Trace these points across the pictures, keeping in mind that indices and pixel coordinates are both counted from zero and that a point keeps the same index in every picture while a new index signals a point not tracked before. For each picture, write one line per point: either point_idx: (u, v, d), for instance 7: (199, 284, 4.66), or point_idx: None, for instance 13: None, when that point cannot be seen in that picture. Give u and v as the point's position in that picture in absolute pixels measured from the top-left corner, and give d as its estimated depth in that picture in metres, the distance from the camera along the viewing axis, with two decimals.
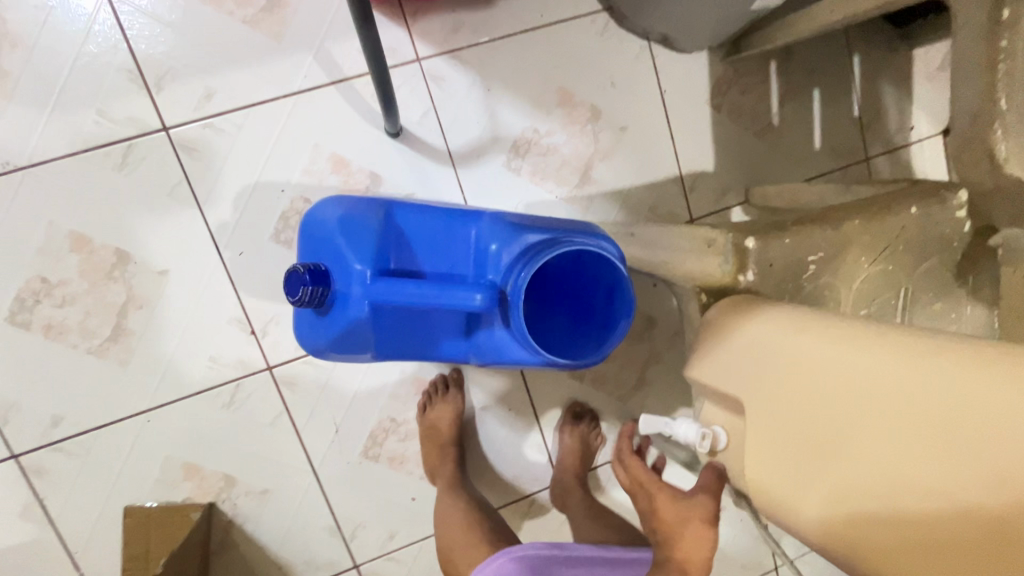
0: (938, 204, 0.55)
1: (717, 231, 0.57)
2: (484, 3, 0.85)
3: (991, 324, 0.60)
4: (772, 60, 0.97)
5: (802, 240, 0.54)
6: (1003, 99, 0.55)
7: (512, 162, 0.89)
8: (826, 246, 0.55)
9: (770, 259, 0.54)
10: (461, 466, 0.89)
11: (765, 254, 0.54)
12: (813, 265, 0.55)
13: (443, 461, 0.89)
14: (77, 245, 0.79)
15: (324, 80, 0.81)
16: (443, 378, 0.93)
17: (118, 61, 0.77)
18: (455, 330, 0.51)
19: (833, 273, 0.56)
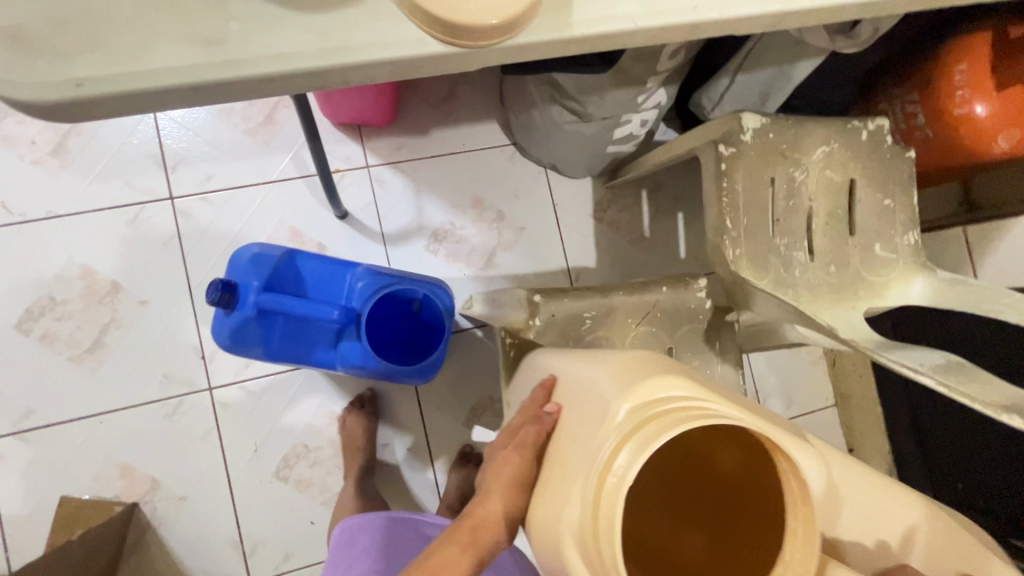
0: (683, 287, 0.80)
1: (521, 290, 0.78)
2: (421, 132, 1.18)
3: (739, 379, 0.81)
4: (644, 189, 1.26)
5: (578, 301, 0.77)
6: (728, 221, 0.81)
7: (431, 245, 1.16)
8: (597, 308, 0.78)
9: (553, 311, 0.77)
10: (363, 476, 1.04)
11: (549, 307, 0.77)
12: (589, 320, 0.78)
13: (354, 465, 1.04)
14: (85, 275, 1.03)
15: (295, 174, 1.11)
16: (364, 396, 1.09)
17: (149, 151, 1.08)
18: (326, 341, 0.72)
19: (606, 329, 0.78)
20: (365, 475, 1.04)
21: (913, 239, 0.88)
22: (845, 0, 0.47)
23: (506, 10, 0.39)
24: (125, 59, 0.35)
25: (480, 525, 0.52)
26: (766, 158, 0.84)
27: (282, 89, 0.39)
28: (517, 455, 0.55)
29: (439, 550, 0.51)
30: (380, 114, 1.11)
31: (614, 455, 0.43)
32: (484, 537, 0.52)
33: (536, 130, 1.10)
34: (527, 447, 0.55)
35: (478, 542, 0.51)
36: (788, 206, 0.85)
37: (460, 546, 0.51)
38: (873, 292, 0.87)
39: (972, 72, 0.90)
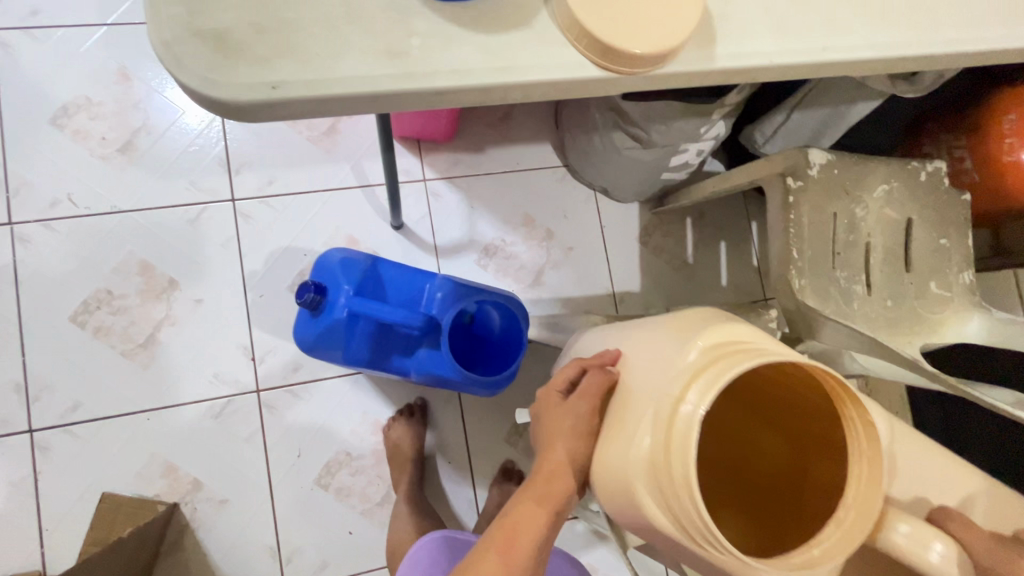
0: (753, 317, 0.81)
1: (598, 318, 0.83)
2: (478, 150, 1.20)
3: None
4: (688, 217, 1.29)
5: None
6: (794, 250, 0.83)
7: (482, 260, 1.18)
8: None
9: None
10: (413, 483, 1.04)
11: None
12: None
13: (402, 475, 1.04)
14: (143, 271, 1.04)
15: (353, 184, 1.13)
16: (407, 406, 1.09)
17: (215, 153, 1.10)
18: (404, 349, 0.73)
19: None
20: (415, 486, 1.04)
21: (968, 279, 0.90)
22: (957, 50, 0.49)
23: (660, 45, 0.41)
24: (313, 66, 0.37)
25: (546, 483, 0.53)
26: (830, 194, 0.87)
27: (449, 102, 0.40)
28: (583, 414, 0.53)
29: (515, 511, 0.53)
30: (442, 130, 1.13)
31: (683, 396, 0.43)
32: (558, 482, 0.53)
33: (592, 154, 1.13)
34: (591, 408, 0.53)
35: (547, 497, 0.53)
36: (849, 240, 0.88)
37: (535, 502, 0.53)
38: (929, 328, 0.89)
39: (1021, 120, 0.95)
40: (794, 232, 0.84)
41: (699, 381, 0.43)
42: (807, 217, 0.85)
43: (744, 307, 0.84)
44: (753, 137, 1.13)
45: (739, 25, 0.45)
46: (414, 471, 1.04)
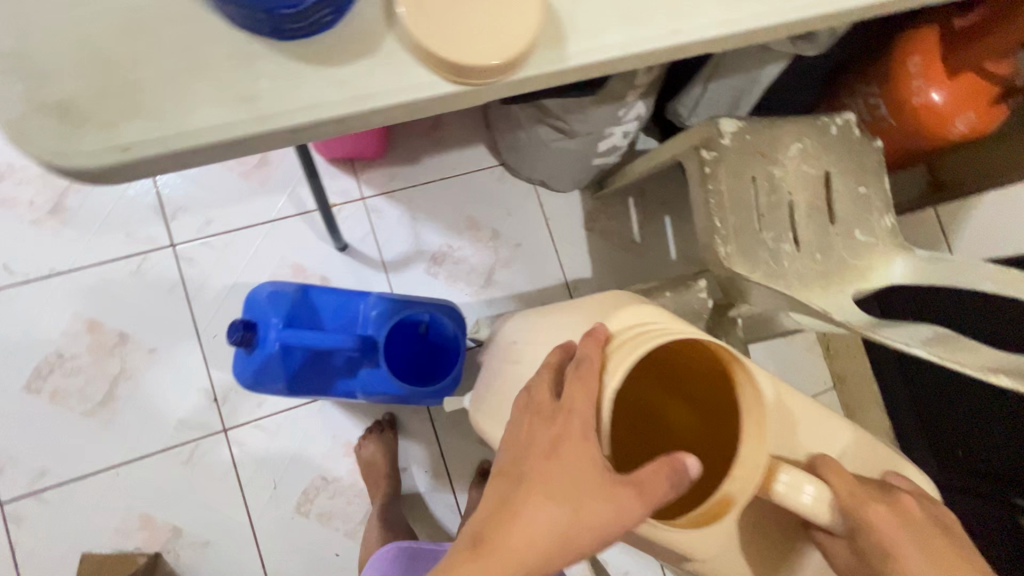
0: (684, 289, 0.83)
1: None
2: (413, 161, 1.21)
3: None
4: (630, 197, 1.30)
5: None
6: (716, 220, 0.86)
7: (431, 269, 1.19)
8: None
9: None
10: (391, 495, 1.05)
11: None
12: None
13: (380, 490, 1.06)
14: (91, 329, 1.04)
15: (292, 212, 1.14)
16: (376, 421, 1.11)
17: (148, 200, 1.09)
18: (346, 371, 0.74)
19: None
20: (392, 500, 1.05)
21: (890, 222, 0.93)
22: (807, 15, 0.51)
23: (505, 53, 0.43)
24: (163, 121, 0.38)
25: (564, 538, 0.41)
26: (746, 159, 0.89)
27: (309, 136, 0.42)
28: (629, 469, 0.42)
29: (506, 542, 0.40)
30: (372, 146, 1.14)
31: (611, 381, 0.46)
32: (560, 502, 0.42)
33: (523, 150, 1.14)
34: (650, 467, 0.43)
35: (558, 558, 0.41)
36: (771, 201, 0.90)
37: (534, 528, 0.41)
38: (859, 275, 0.92)
39: (925, 63, 0.97)
40: (714, 202, 0.86)
41: (615, 363, 0.47)
42: (726, 185, 0.87)
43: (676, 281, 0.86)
44: (678, 111, 1.15)
45: (588, 20, 0.47)
46: (390, 484, 1.06)
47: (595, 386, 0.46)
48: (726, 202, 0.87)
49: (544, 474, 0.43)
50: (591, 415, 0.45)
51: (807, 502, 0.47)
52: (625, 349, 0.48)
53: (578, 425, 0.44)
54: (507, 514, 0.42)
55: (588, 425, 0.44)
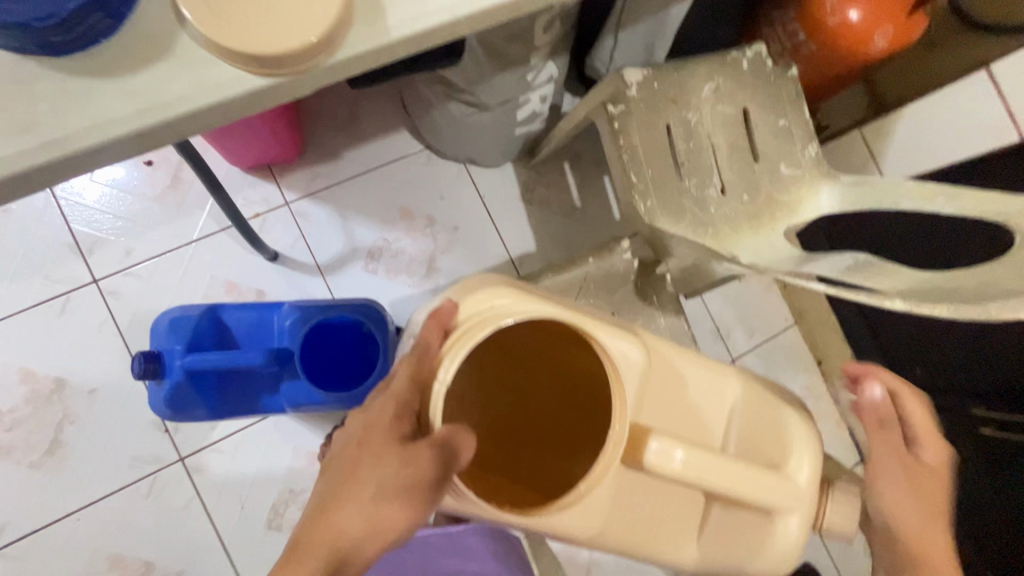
0: (607, 252, 0.82)
1: None
2: (333, 157, 1.17)
3: (684, 325, 0.83)
4: (565, 162, 1.26)
5: None
6: (633, 175, 0.83)
7: (369, 265, 1.16)
8: None
9: None
10: None
11: None
12: None
13: None
14: (25, 379, 1.01)
15: (216, 228, 1.10)
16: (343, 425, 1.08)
17: (61, 238, 1.05)
18: (267, 387, 0.72)
19: None
20: None
21: (814, 151, 0.91)
22: None
23: (310, 36, 0.39)
24: None
25: (370, 528, 0.45)
26: (656, 108, 0.86)
27: (111, 159, 0.39)
28: (432, 461, 0.45)
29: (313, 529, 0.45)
30: (286, 147, 1.09)
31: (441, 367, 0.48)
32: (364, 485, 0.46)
33: (441, 130, 1.10)
34: (451, 459, 0.45)
35: (366, 546, 0.45)
36: (690, 147, 0.87)
37: (337, 513, 0.45)
38: (788, 210, 0.90)
39: None
40: (628, 157, 0.84)
41: (452, 350, 0.48)
42: (638, 138, 0.84)
43: (601, 247, 0.83)
44: (595, 66, 1.11)
45: None
46: None
47: (427, 372, 0.48)
48: (641, 156, 0.84)
49: (358, 468, 0.47)
50: (410, 402, 0.48)
51: (678, 469, 0.49)
52: (466, 335, 0.49)
53: (393, 413, 0.48)
54: (321, 506, 0.46)
55: (404, 415, 0.48)
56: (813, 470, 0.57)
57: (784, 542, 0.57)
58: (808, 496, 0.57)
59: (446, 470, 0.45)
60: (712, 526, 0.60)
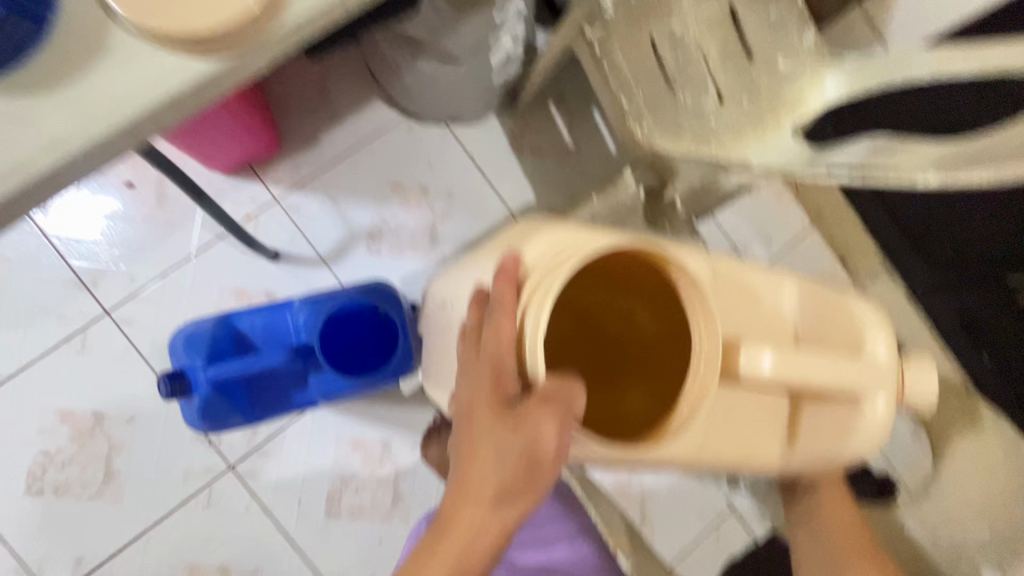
0: (610, 187, 0.78)
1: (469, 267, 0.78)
2: (312, 143, 1.12)
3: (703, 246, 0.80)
4: (550, 102, 1.20)
5: None
6: (624, 100, 0.79)
7: (372, 247, 1.13)
8: None
9: None
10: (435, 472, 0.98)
11: None
12: None
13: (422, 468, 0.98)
14: (64, 418, 1.03)
15: (212, 238, 1.08)
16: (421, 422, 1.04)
17: (63, 276, 1.04)
18: (296, 384, 0.72)
19: None
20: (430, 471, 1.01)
21: (812, 37, 0.84)
22: None
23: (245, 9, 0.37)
24: None
25: (504, 495, 0.45)
26: (637, 23, 0.80)
27: (76, 177, 0.37)
28: (544, 411, 0.43)
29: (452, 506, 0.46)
30: (263, 143, 1.05)
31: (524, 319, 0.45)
32: (485, 455, 0.45)
33: (416, 93, 1.05)
34: (564, 407, 0.43)
35: (506, 514, 0.45)
36: (679, 60, 0.82)
37: (467, 485, 0.45)
38: (793, 106, 0.84)
39: None
40: (615, 83, 0.79)
41: (534, 299, 0.45)
42: (623, 58, 0.79)
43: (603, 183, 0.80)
44: None
45: None
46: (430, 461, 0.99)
47: (510, 329, 0.46)
48: (629, 78, 0.79)
49: (475, 442, 0.46)
50: (506, 360, 0.45)
51: (770, 373, 0.46)
52: (542, 284, 0.46)
53: (492, 377, 0.46)
54: (455, 485, 0.46)
55: (504, 376, 0.45)
56: (891, 344, 0.51)
57: (868, 441, 0.51)
58: (893, 370, 0.51)
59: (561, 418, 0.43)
60: (803, 442, 0.54)
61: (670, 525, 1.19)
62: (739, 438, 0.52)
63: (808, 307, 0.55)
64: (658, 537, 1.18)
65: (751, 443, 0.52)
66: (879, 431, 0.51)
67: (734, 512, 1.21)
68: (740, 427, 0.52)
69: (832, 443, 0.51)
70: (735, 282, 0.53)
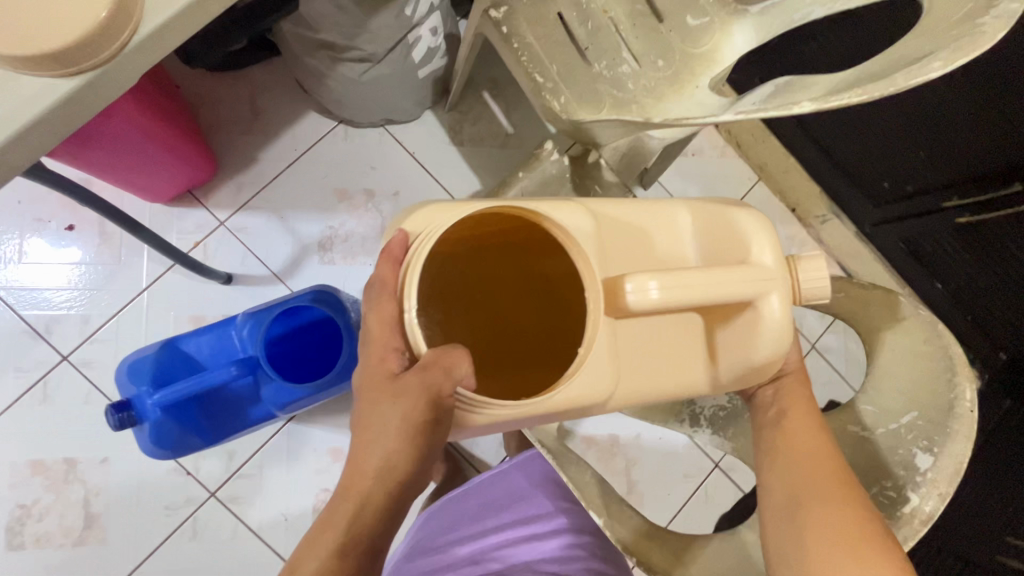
0: (534, 161, 0.79)
1: None
2: (251, 162, 1.12)
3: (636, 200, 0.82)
4: (484, 91, 1.21)
5: None
6: (538, 77, 0.80)
7: (325, 257, 1.13)
8: None
9: None
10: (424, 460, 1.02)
11: None
12: None
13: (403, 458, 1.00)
14: (36, 469, 1.02)
15: (162, 269, 1.08)
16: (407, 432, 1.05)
17: (15, 328, 1.03)
18: (249, 400, 0.72)
19: None
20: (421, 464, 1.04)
21: None
22: None
23: (93, 15, 0.36)
24: None
25: (394, 459, 0.48)
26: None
27: None
28: (418, 388, 0.45)
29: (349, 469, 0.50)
30: (199, 167, 1.05)
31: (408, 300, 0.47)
32: (377, 422, 0.48)
33: (344, 99, 1.04)
34: (444, 374, 0.44)
35: (396, 477, 0.49)
36: (589, 30, 0.83)
37: (363, 451, 0.49)
38: (708, 61, 0.85)
39: None
40: (527, 61, 0.80)
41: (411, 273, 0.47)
42: (533, 35, 0.81)
43: (530, 158, 0.81)
44: None
45: None
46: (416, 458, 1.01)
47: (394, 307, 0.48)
48: (541, 54, 0.80)
49: (370, 410, 0.49)
50: (393, 337, 0.48)
51: (657, 299, 0.46)
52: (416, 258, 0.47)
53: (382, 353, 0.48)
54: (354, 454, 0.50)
55: (391, 352, 0.48)
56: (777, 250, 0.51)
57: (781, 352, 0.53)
58: (781, 273, 0.51)
59: (438, 393, 0.45)
60: (729, 373, 0.55)
61: (659, 489, 1.21)
62: (659, 365, 0.54)
63: (703, 236, 0.55)
64: (648, 502, 1.20)
65: (665, 366, 0.55)
66: (781, 332, 0.51)
67: (719, 467, 1.23)
68: (653, 352, 0.54)
69: (745, 356, 0.53)
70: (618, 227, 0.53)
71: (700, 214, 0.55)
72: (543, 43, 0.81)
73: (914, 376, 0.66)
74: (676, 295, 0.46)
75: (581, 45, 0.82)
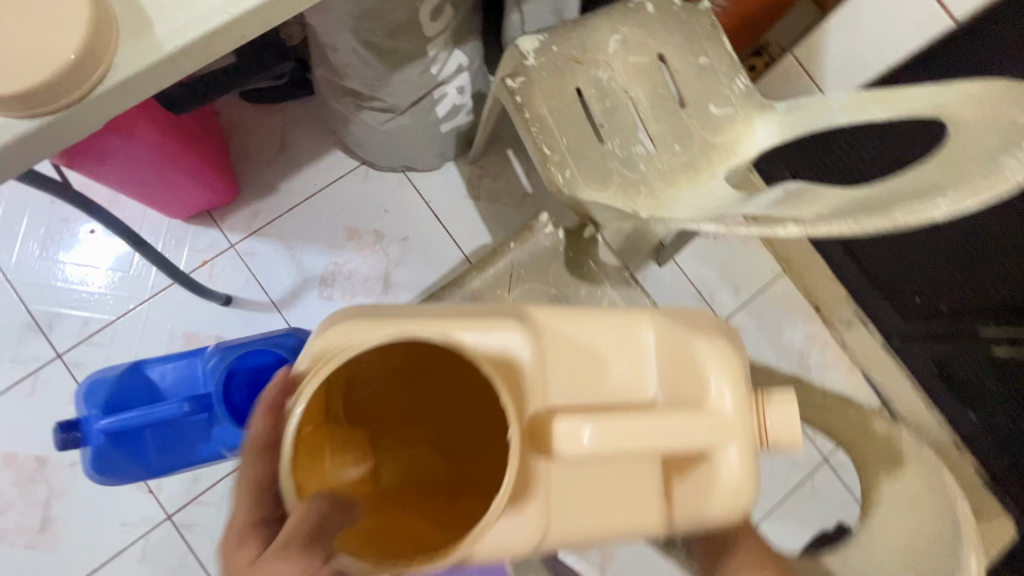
0: (528, 232, 0.77)
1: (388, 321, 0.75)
2: (271, 191, 1.15)
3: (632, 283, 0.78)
4: (509, 149, 1.21)
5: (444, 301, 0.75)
6: (546, 148, 0.78)
7: (325, 292, 1.13)
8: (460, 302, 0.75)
9: None
10: None
11: None
12: None
13: None
14: (8, 462, 1.03)
15: (167, 282, 1.10)
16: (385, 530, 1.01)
17: (21, 320, 1.06)
18: (200, 436, 0.71)
19: None
20: None
21: (743, 85, 0.84)
22: None
23: (55, 62, 0.36)
24: None
25: None
26: (560, 73, 0.81)
27: None
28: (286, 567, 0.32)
29: None
30: (218, 191, 1.08)
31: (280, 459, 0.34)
32: None
33: (366, 142, 1.06)
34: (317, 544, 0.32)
35: None
36: (607, 107, 0.82)
37: None
38: (728, 152, 0.82)
39: None
40: (537, 131, 0.79)
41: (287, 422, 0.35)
42: (548, 106, 0.80)
43: (527, 227, 0.78)
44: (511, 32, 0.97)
45: None
46: None
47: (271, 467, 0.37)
48: (553, 125, 0.79)
49: None
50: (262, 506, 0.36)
51: (590, 448, 0.38)
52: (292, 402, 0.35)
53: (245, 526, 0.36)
54: None
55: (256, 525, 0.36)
56: (738, 391, 0.42)
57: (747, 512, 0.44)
58: (742, 420, 0.42)
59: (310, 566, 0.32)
60: (682, 523, 0.44)
61: None
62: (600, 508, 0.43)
63: (668, 366, 0.44)
64: None
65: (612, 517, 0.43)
66: (746, 480, 0.42)
67: None
68: (593, 501, 0.43)
69: (697, 514, 0.43)
70: (572, 349, 0.44)
71: (666, 338, 0.45)
72: (556, 115, 0.80)
73: (914, 529, 0.54)
74: (619, 436, 0.38)
75: (596, 122, 0.81)
